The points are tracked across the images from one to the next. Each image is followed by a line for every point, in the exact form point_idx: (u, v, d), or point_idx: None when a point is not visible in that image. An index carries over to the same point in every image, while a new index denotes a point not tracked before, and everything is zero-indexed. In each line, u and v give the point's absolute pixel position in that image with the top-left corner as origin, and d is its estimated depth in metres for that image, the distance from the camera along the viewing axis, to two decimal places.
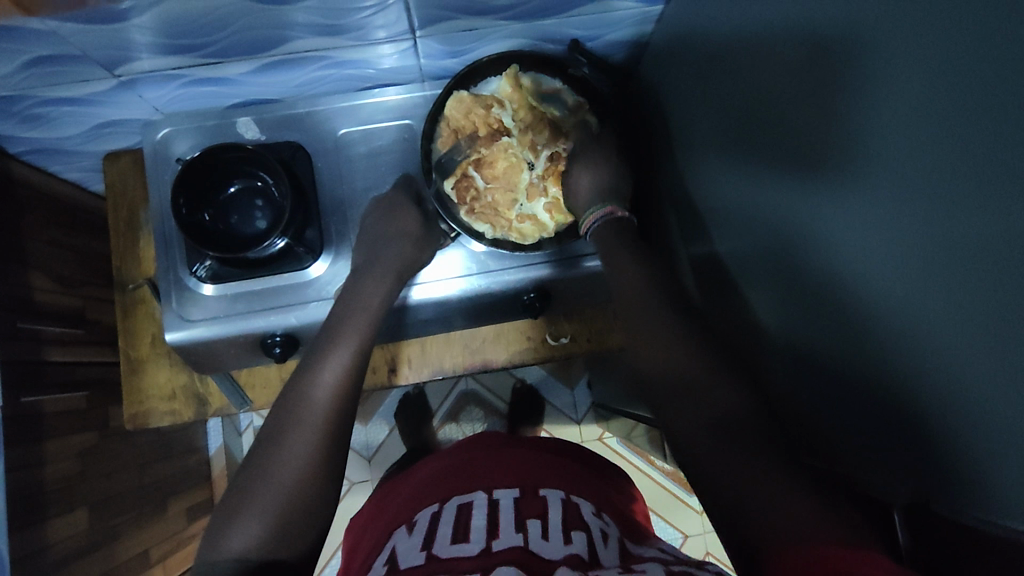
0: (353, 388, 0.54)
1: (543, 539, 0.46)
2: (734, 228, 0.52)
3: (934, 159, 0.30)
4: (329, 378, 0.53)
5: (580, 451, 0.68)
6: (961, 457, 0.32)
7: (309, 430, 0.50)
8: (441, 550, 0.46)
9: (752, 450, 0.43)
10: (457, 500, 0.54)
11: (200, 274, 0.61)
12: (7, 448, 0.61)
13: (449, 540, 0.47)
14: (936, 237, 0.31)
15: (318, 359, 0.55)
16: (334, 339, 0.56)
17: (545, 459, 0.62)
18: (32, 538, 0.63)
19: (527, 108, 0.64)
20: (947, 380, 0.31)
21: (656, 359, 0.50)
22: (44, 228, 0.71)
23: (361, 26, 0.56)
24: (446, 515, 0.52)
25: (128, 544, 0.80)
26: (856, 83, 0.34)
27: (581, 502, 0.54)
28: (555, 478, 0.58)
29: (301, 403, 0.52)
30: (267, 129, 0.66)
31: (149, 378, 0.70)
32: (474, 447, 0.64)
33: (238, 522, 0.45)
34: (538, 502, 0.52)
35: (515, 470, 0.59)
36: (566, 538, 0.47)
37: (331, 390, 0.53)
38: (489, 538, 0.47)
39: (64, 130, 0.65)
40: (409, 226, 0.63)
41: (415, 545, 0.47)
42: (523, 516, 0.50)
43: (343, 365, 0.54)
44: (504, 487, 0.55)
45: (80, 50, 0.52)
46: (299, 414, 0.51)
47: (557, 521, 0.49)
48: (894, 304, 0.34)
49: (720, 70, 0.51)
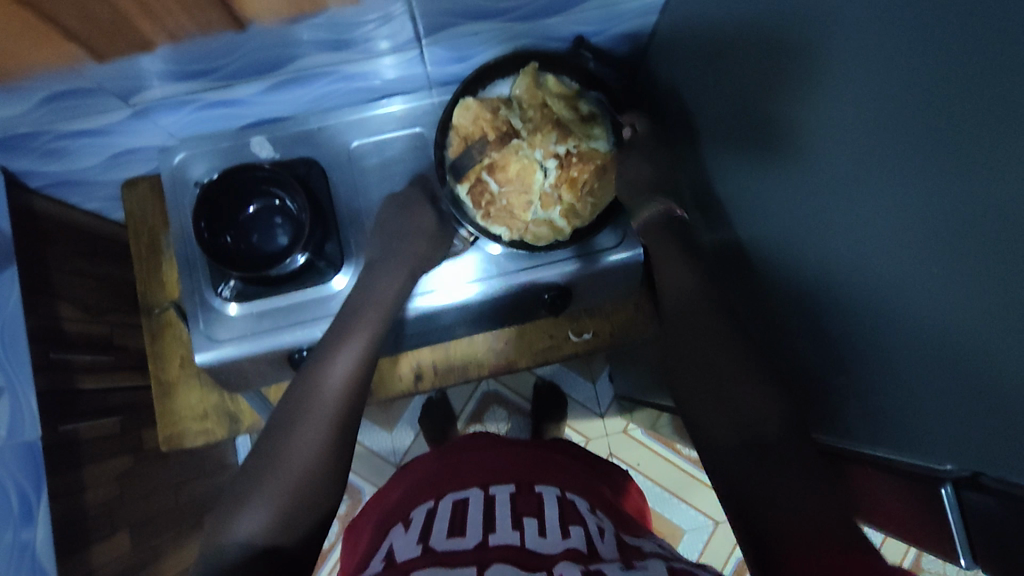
0: (363, 385, 0.56)
1: (540, 537, 0.46)
2: (754, 212, 0.53)
3: (950, 134, 0.30)
4: (342, 370, 0.55)
5: (578, 449, 0.70)
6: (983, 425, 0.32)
7: (320, 422, 0.52)
8: (439, 543, 0.46)
9: (782, 438, 0.45)
10: (453, 496, 0.55)
11: (225, 294, 0.62)
12: (48, 477, 0.62)
13: (444, 534, 0.47)
14: (953, 214, 0.30)
15: (324, 354, 0.56)
16: (346, 332, 0.57)
17: (545, 457, 0.63)
18: (79, 562, 0.64)
19: (538, 108, 0.62)
20: (973, 357, 0.31)
21: (700, 347, 0.51)
22: (69, 259, 0.73)
23: (366, 39, 0.56)
24: (441, 511, 0.52)
25: (169, 563, 0.81)
26: (866, 64, 0.35)
27: (575, 498, 0.55)
28: (553, 476, 0.58)
29: (313, 397, 0.53)
30: (281, 147, 0.67)
31: (180, 400, 0.71)
32: (471, 445, 0.65)
33: (244, 511, 0.47)
34: (534, 498, 0.53)
35: (515, 467, 0.59)
36: (563, 531, 0.47)
37: (343, 385, 0.54)
38: (485, 533, 0.47)
39: (82, 161, 0.66)
40: (428, 222, 0.65)
41: (412, 540, 0.48)
42: (519, 512, 0.50)
43: (354, 359, 0.56)
44: (499, 483, 0.56)
45: (94, 83, 0.53)
46: (308, 409, 0.53)
47: (555, 517, 0.49)
48: (911, 286, 0.34)
49: (729, 56, 0.51)
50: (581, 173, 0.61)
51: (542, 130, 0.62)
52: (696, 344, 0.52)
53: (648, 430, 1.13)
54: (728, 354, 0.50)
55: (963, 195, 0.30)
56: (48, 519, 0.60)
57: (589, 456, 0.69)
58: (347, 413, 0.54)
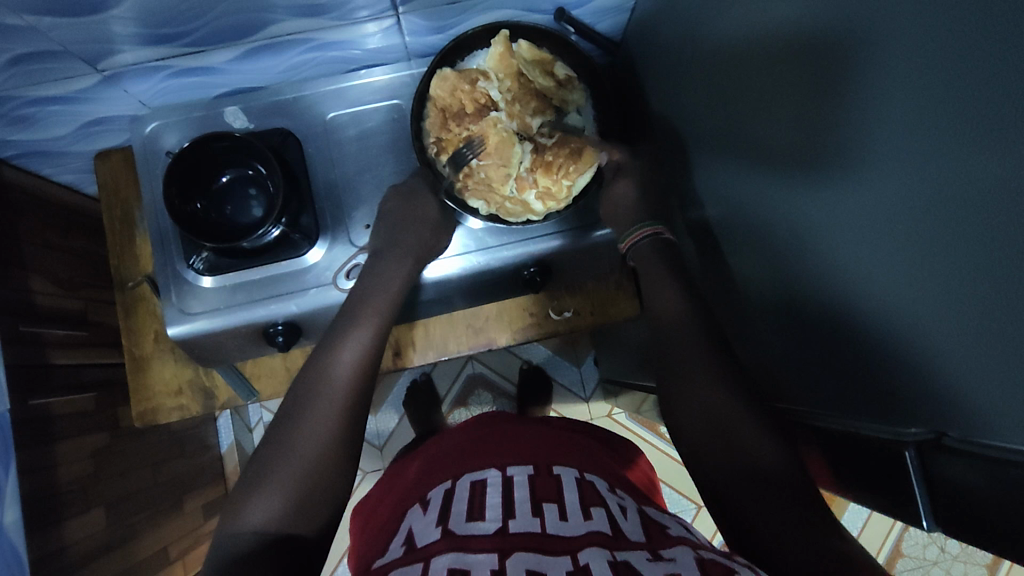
0: (371, 368, 0.55)
1: (561, 520, 0.45)
2: (730, 184, 0.52)
3: (922, 88, 0.29)
4: (351, 354, 0.54)
5: (581, 424, 0.69)
6: (950, 390, 0.31)
7: (328, 402, 0.51)
8: (458, 526, 0.44)
9: (736, 416, 0.46)
10: (471, 477, 0.53)
11: (197, 266, 0.61)
12: (17, 452, 0.61)
13: (464, 517, 0.46)
14: (922, 170, 0.30)
15: (334, 339, 0.55)
16: (354, 318, 0.57)
17: (561, 437, 0.61)
18: (51, 539, 0.63)
19: (514, 77, 0.61)
20: (943, 317, 0.30)
21: (682, 328, 0.52)
22: (41, 232, 0.71)
23: (342, 5, 0.55)
24: (460, 491, 0.51)
25: (147, 542, 0.80)
26: (843, 21, 0.34)
27: (595, 479, 0.53)
28: (566, 455, 0.57)
29: (321, 377, 0.53)
30: (255, 117, 0.66)
31: (155, 375, 0.70)
32: (487, 424, 0.64)
33: (258, 496, 0.46)
34: (553, 480, 0.51)
35: (527, 447, 0.57)
36: (586, 513, 0.46)
37: (352, 365, 0.54)
38: (505, 518, 0.45)
39: (52, 131, 0.65)
40: (429, 210, 0.63)
41: (431, 523, 0.46)
42: (539, 496, 0.48)
43: (362, 344, 0.55)
44: (517, 464, 0.54)
45: (59, 45, 0.52)
46: (321, 389, 0.52)
47: (575, 500, 0.48)
48: (880, 246, 0.34)
49: (708, 25, 0.50)
50: (556, 156, 0.60)
51: (520, 100, 0.61)
52: (683, 326, 0.53)
53: (633, 413, 1.13)
54: (701, 339, 0.51)
55: (937, 150, 0.29)
56: (17, 495, 0.59)
57: (598, 433, 0.68)
58: (354, 392, 0.53)
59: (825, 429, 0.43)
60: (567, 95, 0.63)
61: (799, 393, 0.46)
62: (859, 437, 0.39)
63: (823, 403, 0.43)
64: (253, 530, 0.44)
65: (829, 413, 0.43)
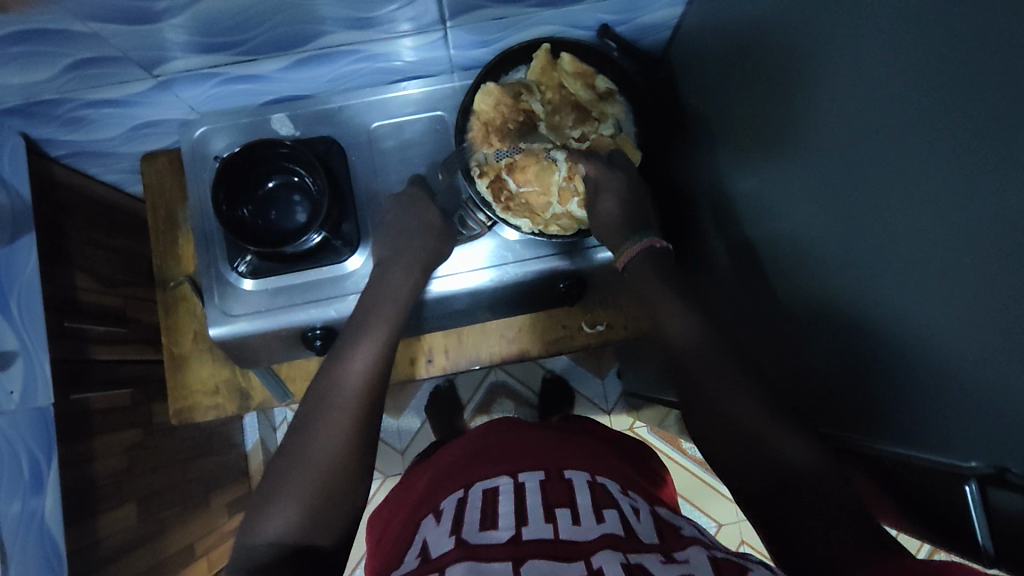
0: (382, 377, 0.54)
1: (574, 525, 0.45)
2: (771, 206, 0.52)
3: (995, 124, 0.29)
4: (361, 364, 0.53)
5: (602, 430, 0.69)
6: (1014, 424, 0.31)
7: (340, 413, 0.50)
8: (472, 536, 0.44)
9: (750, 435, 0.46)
10: (482, 485, 0.53)
11: (241, 269, 0.62)
12: (58, 446, 0.62)
13: (476, 526, 0.46)
14: (991, 205, 0.30)
15: (342, 352, 0.55)
16: (363, 328, 0.56)
17: (572, 441, 0.60)
18: (86, 532, 0.64)
19: (556, 89, 0.62)
20: (1010, 352, 0.30)
21: (681, 348, 0.52)
22: (85, 230, 0.73)
23: (389, 18, 0.56)
24: (472, 500, 0.50)
25: (175, 538, 0.81)
26: (904, 52, 0.34)
27: (606, 481, 0.52)
28: (577, 458, 0.57)
29: (329, 389, 0.52)
30: (301, 125, 0.67)
31: (193, 374, 0.72)
32: (498, 430, 0.64)
33: (276, 505, 0.44)
34: (565, 485, 0.50)
35: (540, 452, 0.57)
36: (597, 516, 0.46)
37: (362, 377, 0.53)
38: (517, 525, 0.45)
39: (103, 132, 0.66)
40: (434, 218, 0.64)
41: (443, 532, 0.46)
42: (550, 501, 0.48)
43: (375, 355, 0.54)
44: (528, 470, 0.54)
45: (119, 51, 0.53)
46: (332, 399, 0.51)
47: (588, 503, 0.48)
48: (942, 278, 0.34)
49: (755, 48, 0.50)
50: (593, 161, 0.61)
51: (561, 113, 0.63)
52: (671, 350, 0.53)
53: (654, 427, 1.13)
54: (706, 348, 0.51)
55: (1003, 189, 0.29)
56: (57, 489, 0.60)
57: (612, 438, 0.67)
58: (364, 399, 0.52)
59: (885, 455, 0.42)
60: (606, 105, 0.63)
61: (846, 417, 0.46)
62: (914, 466, 0.39)
63: (876, 428, 0.43)
64: (270, 538, 0.43)
65: (882, 441, 0.43)
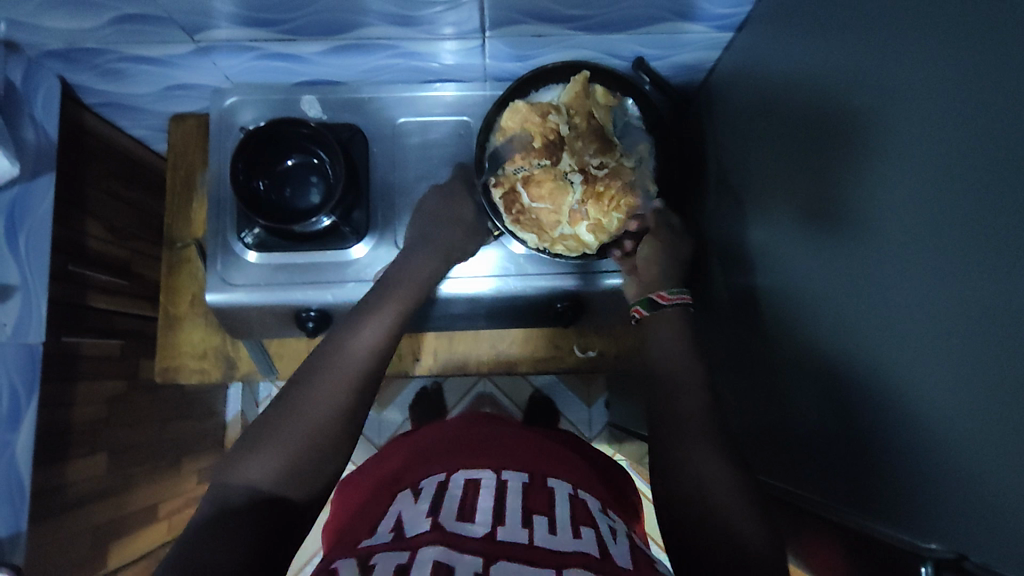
0: (385, 356, 0.54)
1: (551, 534, 0.44)
2: (778, 262, 0.52)
3: (1003, 213, 0.29)
4: (370, 341, 0.53)
5: (587, 446, 0.68)
6: (984, 512, 0.31)
7: (344, 384, 0.50)
8: (449, 523, 0.44)
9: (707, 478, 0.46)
10: (465, 474, 0.53)
11: (247, 240, 0.63)
12: (41, 385, 0.63)
13: (454, 514, 0.46)
14: (992, 291, 0.30)
15: (358, 319, 0.54)
16: (375, 306, 0.56)
17: (554, 449, 0.60)
18: (52, 475, 0.65)
19: (585, 116, 0.62)
20: (989, 440, 0.30)
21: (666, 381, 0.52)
22: (104, 179, 0.74)
23: (432, 20, 0.57)
24: (452, 488, 0.50)
25: (139, 495, 0.81)
26: (925, 128, 0.34)
27: (588, 498, 0.53)
28: (561, 468, 0.56)
29: (339, 353, 0.52)
30: (330, 110, 0.68)
31: (183, 335, 0.73)
32: (481, 423, 0.63)
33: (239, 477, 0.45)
34: (546, 494, 0.51)
35: (524, 456, 0.57)
36: (575, 531, 0.45)
37: (370, 351, 0.52)
38: (494, 523, 0.45)
39: (137, 87, 0.67)
40: (466, 212, 0.65)
41: (422, 513, 0.47)
42: (531, 507, 0.48)
43: (385, 327, 0.54)
44: (512, 470, 0.54)
45: (166, 12, 0.54)
46: (336, 363, 0.51)
47: (566, 516, 0.47)
48: (931, 356, 0.34)
49: (782, 103, 0.50)
50: (606, 188, 0.61)
51: (585, 139, 0.62)
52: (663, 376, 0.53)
53: (634, 462, 1.12)
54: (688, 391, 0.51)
55: (1004, 276, 0.29)
56: (33, 424, 0.61)
57: (584, 449, 0.67)
58: (368, 378, 0.51)
59: (840, 521, 0.42)
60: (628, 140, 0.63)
61: (818, 480, 0.46)
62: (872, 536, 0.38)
63: (841, 497, 0.43)
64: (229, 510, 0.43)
65: (843, 507, 0.42)
